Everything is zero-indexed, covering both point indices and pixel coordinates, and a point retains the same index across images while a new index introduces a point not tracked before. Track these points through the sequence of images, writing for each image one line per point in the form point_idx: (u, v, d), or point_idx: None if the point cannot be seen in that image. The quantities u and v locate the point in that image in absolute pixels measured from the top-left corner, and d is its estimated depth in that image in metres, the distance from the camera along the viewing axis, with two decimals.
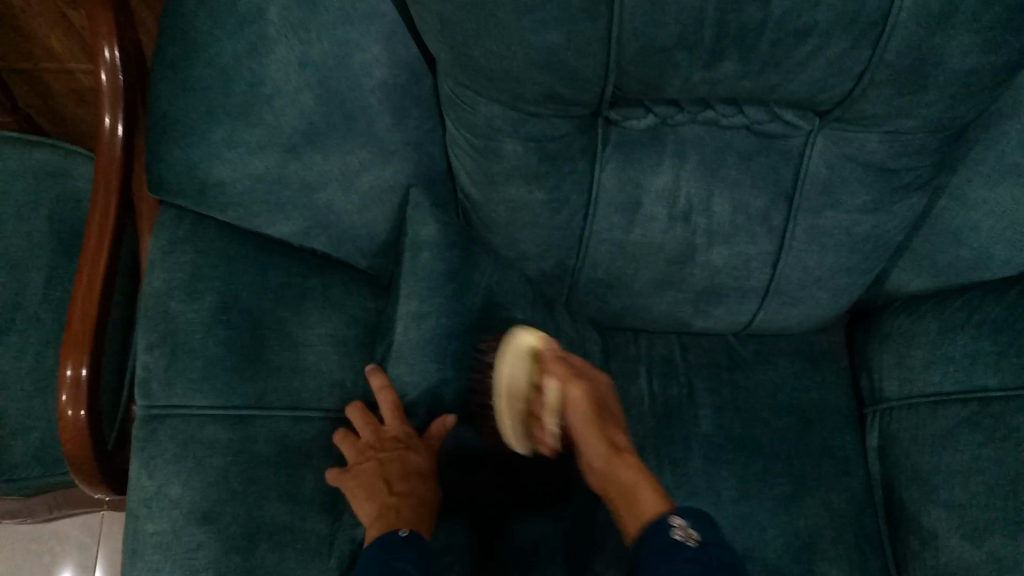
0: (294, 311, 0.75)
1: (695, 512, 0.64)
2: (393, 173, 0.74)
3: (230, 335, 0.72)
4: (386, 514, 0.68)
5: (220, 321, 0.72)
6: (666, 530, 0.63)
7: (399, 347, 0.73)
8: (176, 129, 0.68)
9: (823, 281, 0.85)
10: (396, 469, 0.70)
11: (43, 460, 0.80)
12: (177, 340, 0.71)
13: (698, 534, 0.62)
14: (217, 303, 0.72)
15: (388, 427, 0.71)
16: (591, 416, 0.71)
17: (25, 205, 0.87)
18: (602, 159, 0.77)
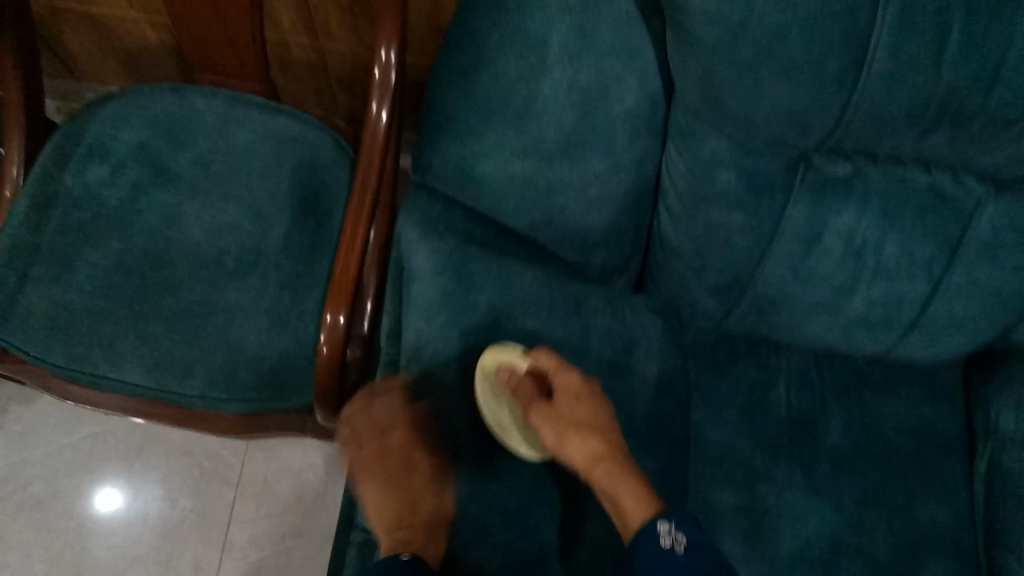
0: (517, 299, 0.83)
1: (681, 512, 0.69)
2: (620, 185, 0.85)
3: (455, 311, 0.80)
4: (399, 530, 0.76)
5: (451, 301, 0.80)
6: (653, 538, 0.68)
7: (602, 331, 0.87)
8: (457, 127, 0.80)
9: (962, 325, 0.96)
10: (421, 492, 0.77)
11: (271, 386, 0.92)
12: (411, 302, 0.82)
13: (686, 539, 0.67)
14: (451, 283, 0.80)
15: (393, 447, 0.79)
16: (556, 427, 0.75)
17: (272, 163, 1.00)
18: (796, 194, 0.87)
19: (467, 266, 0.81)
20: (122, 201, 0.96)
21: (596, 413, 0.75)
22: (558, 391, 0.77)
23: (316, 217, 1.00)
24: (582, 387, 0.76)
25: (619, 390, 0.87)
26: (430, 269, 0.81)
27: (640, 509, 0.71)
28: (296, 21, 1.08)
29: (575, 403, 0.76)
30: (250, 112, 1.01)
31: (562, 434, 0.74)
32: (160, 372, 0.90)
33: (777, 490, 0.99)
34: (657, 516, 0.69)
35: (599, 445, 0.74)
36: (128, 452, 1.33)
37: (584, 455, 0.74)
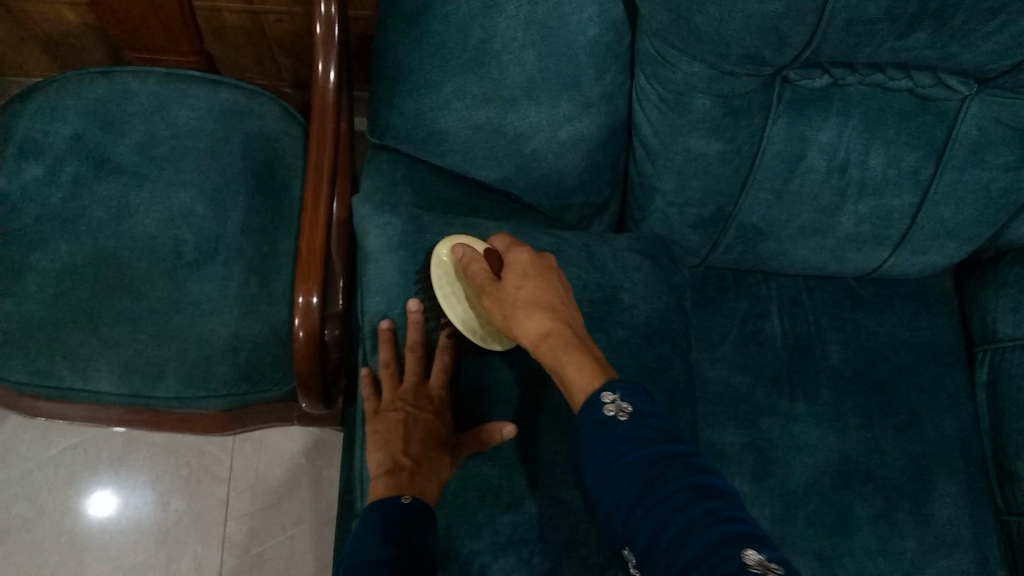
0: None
1: (632, 384, 0.63)
2: (591, 123, 0.80)
3: (423, 292, 0.76)
4: (397, 471, 0.67)
5: (418, 278, 0.75)
6: (598, 408, 0.61)
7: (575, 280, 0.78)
8: (411, 80, 0.76)
9: (954, 232, 0.93)
10: (420, 429, 0.70)
11: (248, 377, 0.88)
12: (372, 286, 0.76)
13: (632, 407, 0.61)
14: (413, 258, 0.75)
15: (385, 392, 0.72)
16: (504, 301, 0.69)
17: (219, 140, 0.94)
18: (774, 113, 0.83)
19: (428, 239, 0.76)
20: (64, 200, 0.90)
21: (545, 291, 0.68)
22: (512, 268, 0.70)
23: (274, 193, 0.95)
24: (539, 264, 0.70)
25: (602, 342, 0.76)
26: (392, 246, 0.75)
27: (584, 380, 0.63)
28: None
29: (522, 281, 0.69)
30: (189, 87, 0.95)
31: (507, 310, 0.68)
32: (131, 377, 0.85)
33: (781, 422, 0.97)
34: (601, 385, 0.62)
35: (548, 321, 0.66)
36: (112, 459, 1.28)
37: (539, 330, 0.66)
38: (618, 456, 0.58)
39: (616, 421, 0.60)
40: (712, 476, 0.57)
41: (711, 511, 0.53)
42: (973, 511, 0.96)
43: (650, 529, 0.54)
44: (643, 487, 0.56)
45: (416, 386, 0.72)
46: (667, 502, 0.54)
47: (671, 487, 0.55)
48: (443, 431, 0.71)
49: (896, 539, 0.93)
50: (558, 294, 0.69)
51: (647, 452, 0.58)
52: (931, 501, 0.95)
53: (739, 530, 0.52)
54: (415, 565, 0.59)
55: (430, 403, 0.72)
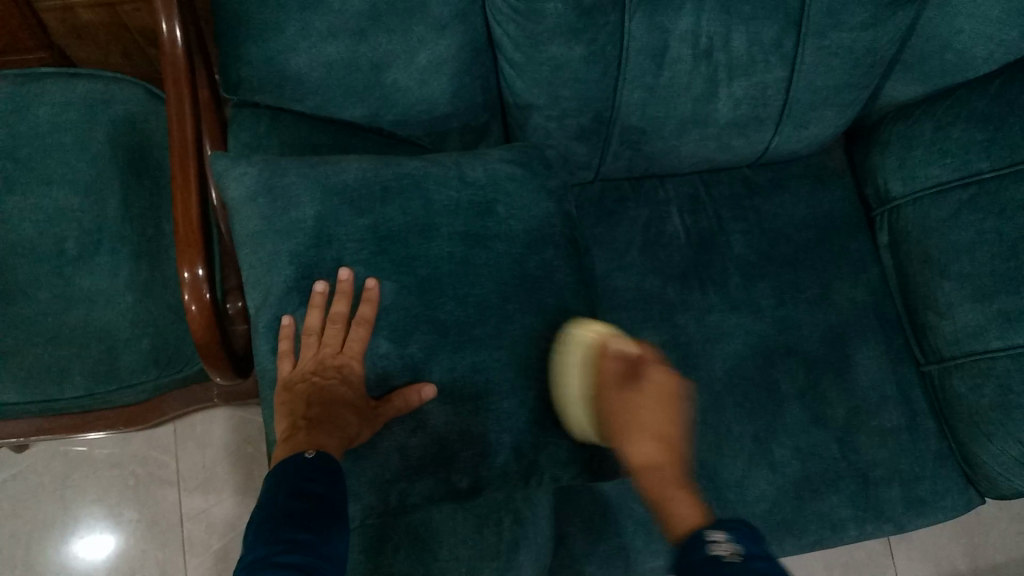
0: (346, 199, 0.74)
1: (736, 522, 0.62)
2: (448, 45, 0.79)
3: (284, 239, 0.72)
4: (297, 434, 0.67)
5: (272, 226, 0.72)
6: (705, 547, 0.61)
7: (446, 203, 0.77)
8: (250, 27, 0.73)
9: (830, 99, 0.95)
10: (327, 400, 0.68)
11: (157, 362, 0.87)
12: (245, 240, 0.74)
13: (741, 547, 0.59)
14: (267, 205, 0.73)
15: (300, 362, 0.71)
16: (642, 413, 0.72)
17: (86, 133, 0.92)
18: (629, 8, 0.83)
19: (279, 183, 0.73)
20: None
21: (665, 417, 0.72)
22: (642, 388, 0.72)
23: (152, 175, 0.93)
24: (666, 392, 0.73)
25: (484, 259, 0.77)
26: (245, 195, 0.73)
27: (690, 516, 0.68)
28: None
29: (643, 401, 0.72)
30: (45, 85, 0.93)
31: (629, 429, 0.71)
32: (36, 382, 0.84)
33: (696, 315, 0.98)
34: (708, 527, 0.63)
35: (661, 452, 0.72)
36: (54, 484, 1.25)
37: (645, 457, 0.72)
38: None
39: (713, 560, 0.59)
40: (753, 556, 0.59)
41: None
42: (894, 366, 0.99)
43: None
44: None
45: (329, 357, 0.70)
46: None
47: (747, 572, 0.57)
48: (352, 403, 0.69)
49: (825, 409, 0.96)
50: (662, 412, 0.72)
51: None
52: (853, 365, 0.98)
53: None
54: (315, 517, 0.61)
55: (340, 374, 0.70)
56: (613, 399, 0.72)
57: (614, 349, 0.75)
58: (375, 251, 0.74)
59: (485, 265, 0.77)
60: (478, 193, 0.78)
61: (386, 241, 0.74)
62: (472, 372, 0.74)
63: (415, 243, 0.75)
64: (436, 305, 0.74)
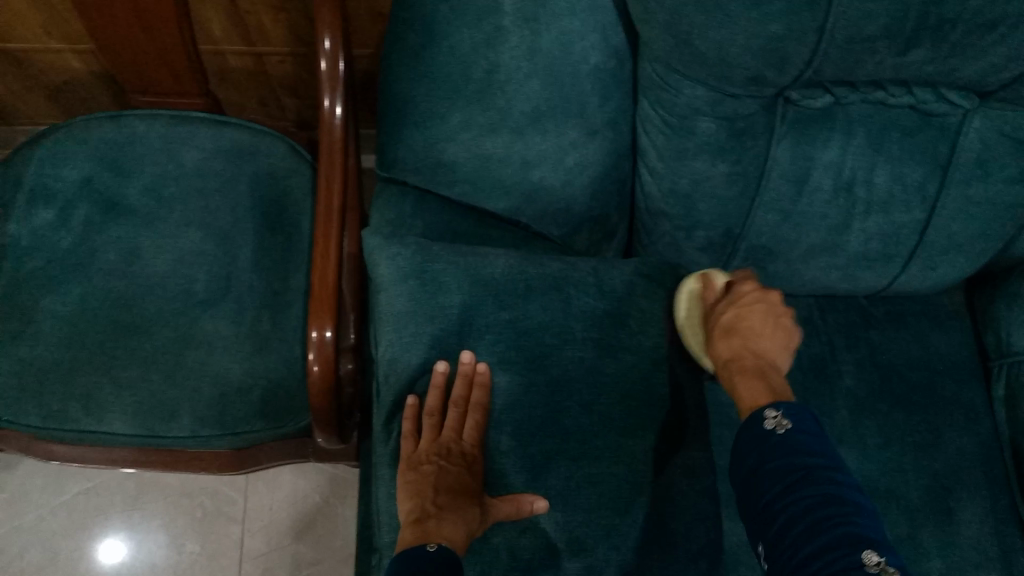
0: (491, 291, 0.77)
1: (799, 408, 0.73)
2: (596, 150, 0.81)
3: (422, 320, 0.75)
4: (423, 519, 0.67)
5: (417, 307, 0.76)
6: (761, 420, 0.73)
7: (583, 308, 0.79)
8: (419, 112, 0.77)
9: (964, 246, 0.93)
10: (452, 480, 0.70)
11: (265, 415, 0.88)
12: (382, 317, 0.77)
13: (790, 422, 0.72)
14: (418, 286, 0.76)
15: (421, 443, 0.73)
16: (756, 313, 0.81)
17: (228, 180, 0.95)
18: (778, 134, 0.83)
19: (433, 268, 0.77)
20: (76, 243, 0.91)
21: (750, 316, 0.81)
22: (739, 299, 0.82)
23: (284, 229, 0.96)
24: (758, 294, 0.82)
25: (612, 370, 0.78)
26: (395, 276, 0.77)
27: (760, 395, 0.75)
28: (228, 26, 1.02)
29: (744, 310, 0.81)
30: (196, 129, 0.97)
31: (732, 331, 0.81)
32: (146, 418, 0.85)
33: None
34: (767, 407, 0.74)
35: (738, 348, 0.80)
36: (124, 504, 1.27)
37: (740, 344, 0.80)
38: (767, 458, 0.70)
39: (778, 436, 0.71)
40: (853, 489, 0.67)
41: (852, 538, 0.61)
42: (998, 527, 0.95)
43: (795, 515, 0.66)
44: (785, 486, 0.67)
45: (450, 439, 0.72)
46: (797, 506, 0.66)
47: (830, 532, 0.63)
48: (472, 486, 0.70)
49: (921, 559, 0.92)
50: (767, 322, 0.81)
51: (795, 462, 0.68)
52: (954, 518, 0.94)
53: (855, 532, 0.62)
54: None
55: (462, 458, 0.72)
56: (745, 287, 0.83)
57: (719, 284, 0.86)
58: (511, 348, 0.76)
59: (612, 373, 0.78)
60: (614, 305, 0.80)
61: (523, 337, 0.76)
62: (587, 485, 0.75)
63: (546, 342, 0.77)
64: (562, 409, 0.76)
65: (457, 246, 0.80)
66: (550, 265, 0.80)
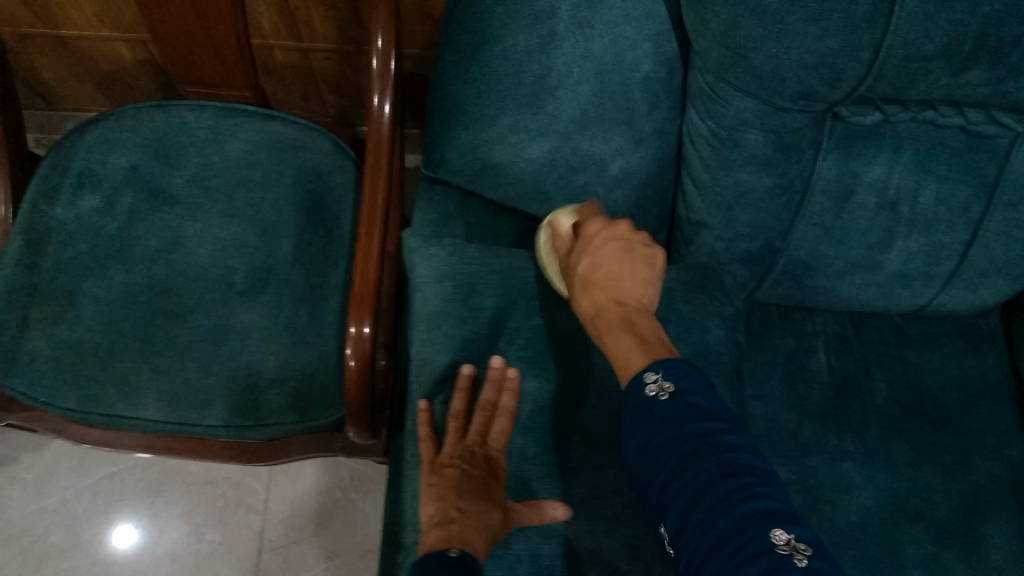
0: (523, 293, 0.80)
1: (680, 363, 0.66)
2: (642, 158, 0.81)
3: (458, 319, 0.77)
4: (446, 523, 0.66)
5: (454, 307, 0.77)
6: (642, 385, 0.65)
7: None
8: (468, 114, 0.78)
9: (1005, 269, 0.93)
10: (476, 484, 0.69)
11: (296, 407, 0.87)
12: (415, 315, 0.78)
13: (673, 386, 0.64)
14: (452, 288, 0.78)
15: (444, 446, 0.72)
16: (591, 257, 0.71)
17: (271, 173, 0.96)
18: (824, 150, 0.83)
19: (467, 271, 0.79)
20: (120, 229, 0.92)
21: (602, 267, 0.71)
22: (585, 239, 0.73)
23: (325, 224, 0.96)
24: (606, 233, 0.72)
25: None
26: (432, 276, 0.78)
27: (638, 356, 0.67)
28: (278, 20, 1.03)
29: (587, 251, 0.72)
30: (243, 121, 0.97)
31: (574, 282, 0.72)
32: (180, 407, 0.86)
33: (828, 459, 0.95)
34: (648, 367, 0.66)
35: (601, 300, 0.70)
36: (149, 490, 1.28)
37: (602, 293, 0.70)
38: (655, 434, 0.63)
39: (662, 403, 0.64)
40: (746, 452, 0.61)
41: (758, 518, 0.55)
42: None
43: (693, 497, 0.58)
44: (675, 469, 0.60)
45: (473, 444, 0.72)
46: (698, 480, 0.59)
47: (736, 510, 0.56)
48: (496, 490, 0.69)
49: None
50: (621, 261, 0.71)
51: (692, 428, 0.61)
52: (985, 543, 0.93)
53: (766, 507, 0.56)
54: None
55: (486, 463, 0.71)
56: (591, 223, 0.73)
57: (563, 228, 0.76)
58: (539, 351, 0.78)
59: None
60: (648, 309, 0.81)
61: (553, 339, 0.79)
62: (611, 492, 0.75)
63: None
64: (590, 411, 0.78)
65: (493, 246, 0.82)
66: None
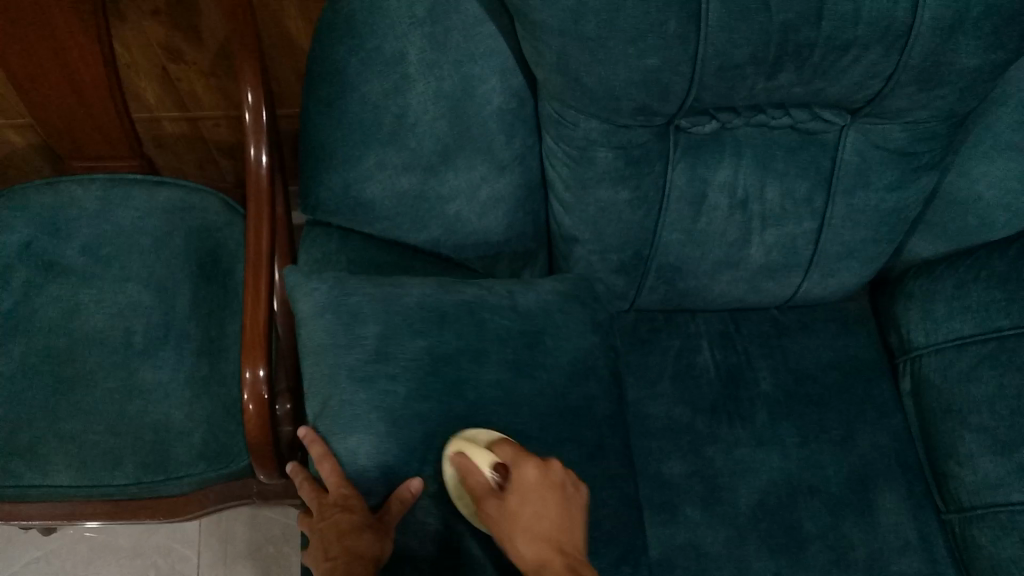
0: (405, 318, 0.81)
1: None
2: (506, 183, 0.88)
3: (341, 349, 0.79)
4: None
5: (337, 338, 0.79)
6: None
7: (501, 331, 0.84)
8: (337, 157, 0.83)
9: (856, 252, 1.01)
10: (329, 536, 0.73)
11: (206, 457, 0.91)
12: (302, 350, 0.81)
13: None
14: (335, 319, 0.80)
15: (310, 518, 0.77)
16: (511, 520, 0.71)
17: (163, 235, 1.00)
18: (673, 161, 0.91)
19: (349, 301, 0.81)
20: (16, 305, 0.94)
21: (538, 518, 0.70)
22: (513, 485, 0.72)
23: (221, 277, 1.01)
24: (542, 488, 0.71)
25: (531, 387, 0.83)
26: (314, 310, 0.81)
27: None
28: (161, 92, 1.08)
29: (523, 500, 0.71)
30: (132, 190, 1.01)
31: (506, 530, 0.71)
32: (87, 470, 0.87)
33: (723, 448, 1.01)
34: None
35: (546, 555, 0.69)
36: (77, 569, 1.27)
37: (535, 554, 0.69)
38: None
39: None
40: None
41: None
42: (916, 513, 1.00)
43: None
44: None
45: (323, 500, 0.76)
46: None
47: None
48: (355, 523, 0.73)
49: (845, 549, 0.97)
50: (545, 507, 0.71)
51: None
52: (874, 507, 0.99)
53: None
54: None
55: (333, 508, 0.74)
56: (511, 496, 0.71)
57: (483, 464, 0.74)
58: (429, 372, 0.80)
59: (528, 391, 0.83)
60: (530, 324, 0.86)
61: (439, 363, 0.80)
62: None
63: (465, 363, 0.81)
64: (476, 425, 0.80)
65: (372, 278, 0.84)
66: (466, 290, 0.86)
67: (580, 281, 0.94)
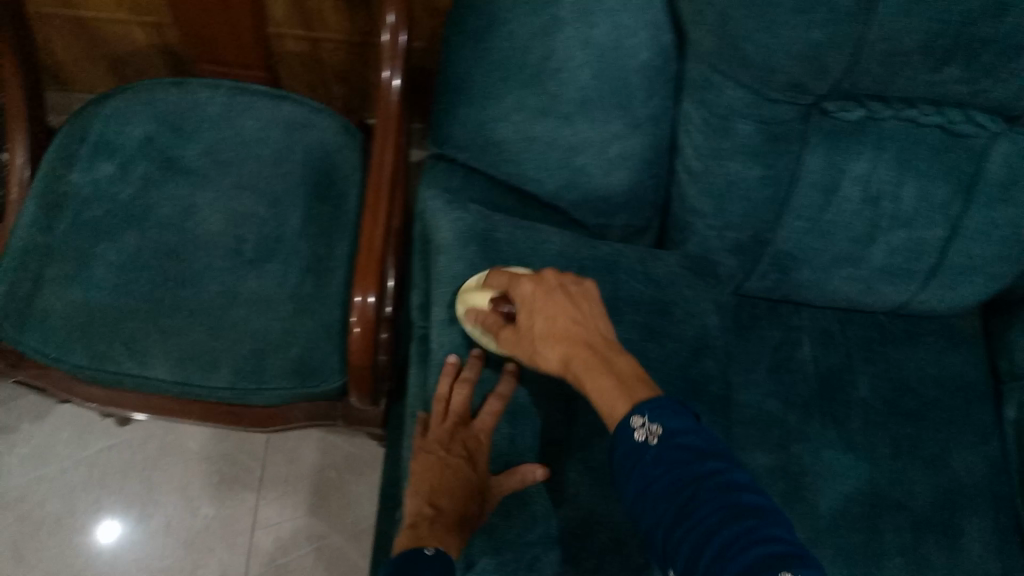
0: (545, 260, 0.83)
1: (660, 402, 0.64)
2: (638, 143, 0.86)
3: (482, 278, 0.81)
4: (422, 521, 0.72)
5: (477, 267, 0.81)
6: (630, 433, 0.64)
7: (630, 294, 0.84)
8: (474, 91, 0.82)
9: (983, 268, 0.96)
10: (451, 474, 0.74)
11: (299, 373, 0.90)
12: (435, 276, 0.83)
13: (661, 427, 0.62)
14: (478, 250, 0.82)
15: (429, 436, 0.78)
16: (530, 324, 0.72)
17: (282, 149, 1.01)
18: (809, 145, 0.87)
19: (491, 233, 0.83)
20: (135, 196, 0.95)
21: (555, 321, 0.71)
22: (522, 299, 0.74)
23: (332, 198, 1.00)
24: (541, 293, 0.72)
25: (653, 352, 0.82)
26: (453, 240, 0.82)
27: (617, 402, 0.66)
28: (290, 10, 1.08)
29: (534, 313, 0.72)
30: (255, 101, 1.02)
31: (531, 341, 0.72)
32: (184, 367, 0.88)
33: (811, 448, 0.99)
34: (632, 412, 0.65)
35: (569, 349, 0.70)
36: (146, 463, 1.30)
37: (562, 355, 0.71)
38: (650, 481, 0.61)
39: (653, 448, 0.62)
40: (749, 491, 0.58)
41: (771, 561, 0.52)
42: (1003, 544, 0.96)
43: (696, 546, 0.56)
44: (676, 514, 0.58)
45: (456, 430, 0.77)
46: (703, 525, 0.56)
47: (743, 556, 0.53)
48: (474, 477, 0.75)
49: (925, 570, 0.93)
50: (573, 317, 0.72)
51: (679, 476, 0.60)
52: (961, 533, 0.95)
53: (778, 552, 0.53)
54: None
55: (464, 447, 0.76)
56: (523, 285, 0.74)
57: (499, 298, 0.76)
58: None
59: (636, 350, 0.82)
60: (657, 293, 0.86)
61: None
62: None
63: None
64: None
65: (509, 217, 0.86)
66: (582, 246, 0.86)
67: (694, 255, 0.92)
